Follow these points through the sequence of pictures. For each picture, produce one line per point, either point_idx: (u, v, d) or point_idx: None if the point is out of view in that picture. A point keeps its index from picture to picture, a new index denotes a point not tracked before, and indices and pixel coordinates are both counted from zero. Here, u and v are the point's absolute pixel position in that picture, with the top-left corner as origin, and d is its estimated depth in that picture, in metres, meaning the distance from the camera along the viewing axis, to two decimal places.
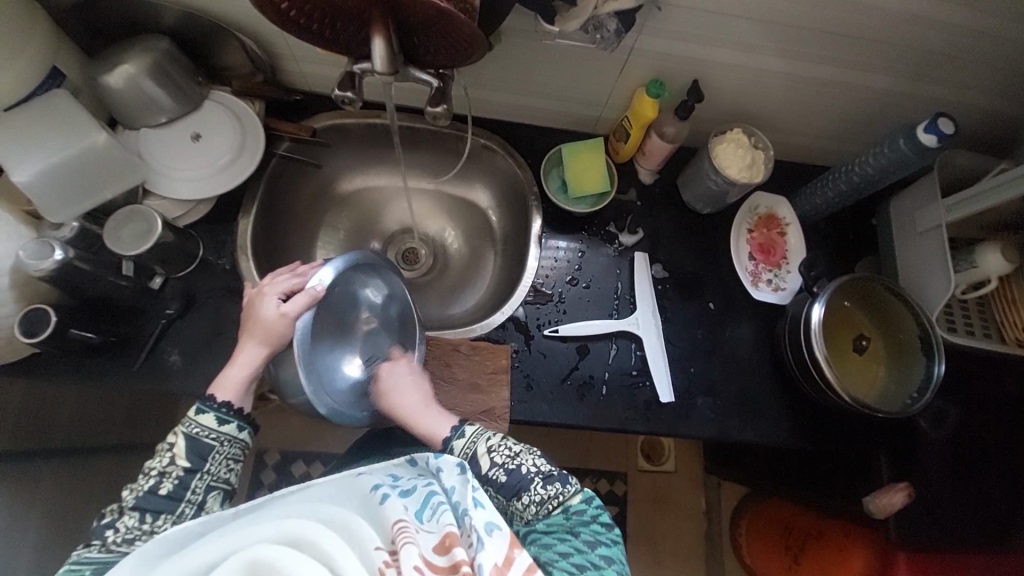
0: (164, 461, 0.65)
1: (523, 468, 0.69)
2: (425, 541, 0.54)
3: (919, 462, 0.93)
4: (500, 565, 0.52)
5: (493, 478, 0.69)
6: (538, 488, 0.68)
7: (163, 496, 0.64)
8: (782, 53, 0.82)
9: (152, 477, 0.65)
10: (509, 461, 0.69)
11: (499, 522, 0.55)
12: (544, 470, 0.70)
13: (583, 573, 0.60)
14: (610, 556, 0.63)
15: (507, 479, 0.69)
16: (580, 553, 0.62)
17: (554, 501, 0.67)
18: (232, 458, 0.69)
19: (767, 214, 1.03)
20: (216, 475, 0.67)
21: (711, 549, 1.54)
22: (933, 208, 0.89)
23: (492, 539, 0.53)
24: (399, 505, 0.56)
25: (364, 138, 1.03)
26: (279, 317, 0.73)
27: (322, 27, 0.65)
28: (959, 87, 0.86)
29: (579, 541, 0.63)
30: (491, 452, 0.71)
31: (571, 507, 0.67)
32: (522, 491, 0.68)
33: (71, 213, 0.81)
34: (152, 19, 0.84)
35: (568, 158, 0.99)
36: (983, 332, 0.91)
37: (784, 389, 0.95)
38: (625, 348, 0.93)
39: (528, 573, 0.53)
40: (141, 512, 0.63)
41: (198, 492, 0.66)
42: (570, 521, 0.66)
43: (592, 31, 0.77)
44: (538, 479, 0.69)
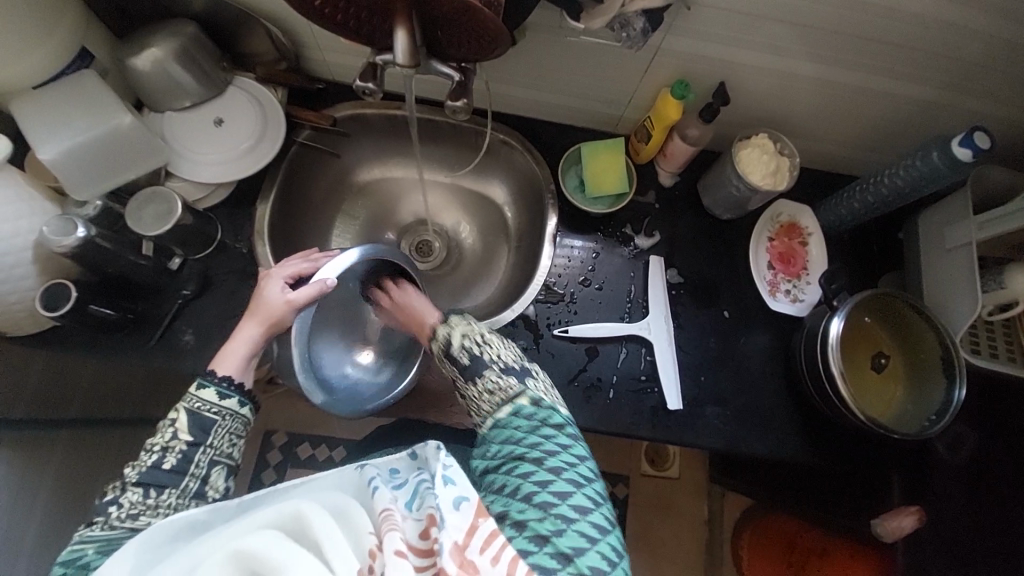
0: (166, 436, 0.66)
1: (485, 356, 0.72)
2: (410, 528, 0.54)
3: (931, 485, 0.91)
4: (462, 542, 0.51)
5: (459, 361, 0.73)
6: (492, 378, 0.70)
7: (166, 470, 0.65)
8: (815, 58, 0.79)
9: (155, 452, 0.65)
10: (476, 346, 0.73)
11: (468, 494, 0.53)
12: (502, 363, 0.71)
13: (534, 500, 0.57)
14: (559, 466, 0.60)
15: (470, 362, 0.72)
16: (526, 479, 0.59)
17: (506, 395, 0.68)
18: (233, 433, 0.70)
19: (788, 222, 1.01)
20: (218, 449, 0.68)
21: (711, 558, 1.53)
22: (963, 225, 0.86)
23: (459, 513, 0.52)
24: (387, 495, 0.56)
25: (384, 129, 1.03)
26: (282, 303, 0.75)
27: (347, 16, 0.65)
28: (1001, 101, 0.83)
29: (525, 463, 0.60)
30: (464, 337, 0.74)
31: (518, 422, 0.65)
32: (479, 376, 0.71)
33: (94, 192, 0.83)
34: (181, 3, 0.85)
35: (588, 157, 0.97)
36: (1007, 355, 0.88)
37: (795, 403, 0.93)
38: (634, 352, 0.92)
39: (491, 538, 0.51)
40: (144, 487, 0.64)
41: (201, 466, 0.67)
42: (516, 436, 0.64)
43: (618, 29, 0.75)
44: (496, 369, 0.71)
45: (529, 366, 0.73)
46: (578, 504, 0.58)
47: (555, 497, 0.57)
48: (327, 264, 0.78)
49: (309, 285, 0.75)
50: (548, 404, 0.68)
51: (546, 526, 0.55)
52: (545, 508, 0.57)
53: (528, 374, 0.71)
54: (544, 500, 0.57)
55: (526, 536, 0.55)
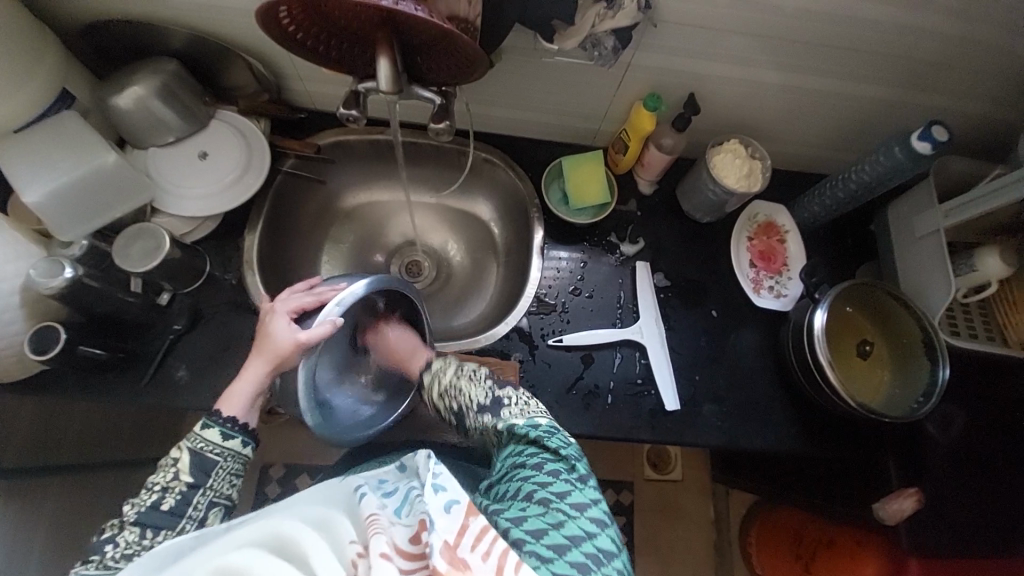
0: (167, 476, 0.66)
1: (459, 404, 0.78)
2: (399, 532, 0.53)
3: (929, 467, 0.92)
4: (452, 542, 0.50)
5: (450, 417, 0.81)
6: (474, 418, 0.76)
7: (164, 511, 0.65)
8: (775, 64, 0.83)
9: (155, 492, 0.66)
10: (451, 398, 0.79)
11: (459, 496, 0.53)
12: (478, 402, 0.76)
13: (534, 497, 0.60)
14: (556, 471, 0.64)
15: (457, 412, 0.79)
16: (528, 479, 0.63)
17: (494, 431, 0.73)
18: (234, 473, 0.71)
19: (766, 221, 1.05)
20: (218, 491, 0.69)
21: (721, 560, 1.52)
22: (930, 214, 0.90)
23: (448, 514, 0.51)
24: (374, 502, 0.57)
25: (368, 153, 1.05)
26: (294, 344, 0.71)
27: (328, 47, 0.67)
28: (952, 95, 0.88)
29: (527, 468, 0.64)
30: (441, 394, 0.81)
31: (519, 436, 0.70)
32: (468, 421, 0.77)
33: (80, 231, 0.83)
34: (161, 42, 0.87)
35: (569, 170, 1.00)
36: (985, 335, 0.92)
37: (789, 397, 0.95)
38: (629, 357, 0.93)
39: (482, 535, 0.51)
40: (142, 527, 0.64)
41: (200, 508, 0.67)
42: (520, 451, 0.68)
43: (590, 47, 0.79)
44: (473, 410, 0.76)
45: (501, 393, 0.76)
46: (575, 501, 0.60)
47: (554, 494, 0.61)
48: (332, 298, 0.75)
49: (317, 324, 0.72)
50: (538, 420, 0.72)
51: (545, 521, 0.57)
52: (544, 504, 0.59)
53: (501, 403, 0.75)
54: (543, 496, 0.60)
55: (523, 528, 0.57)
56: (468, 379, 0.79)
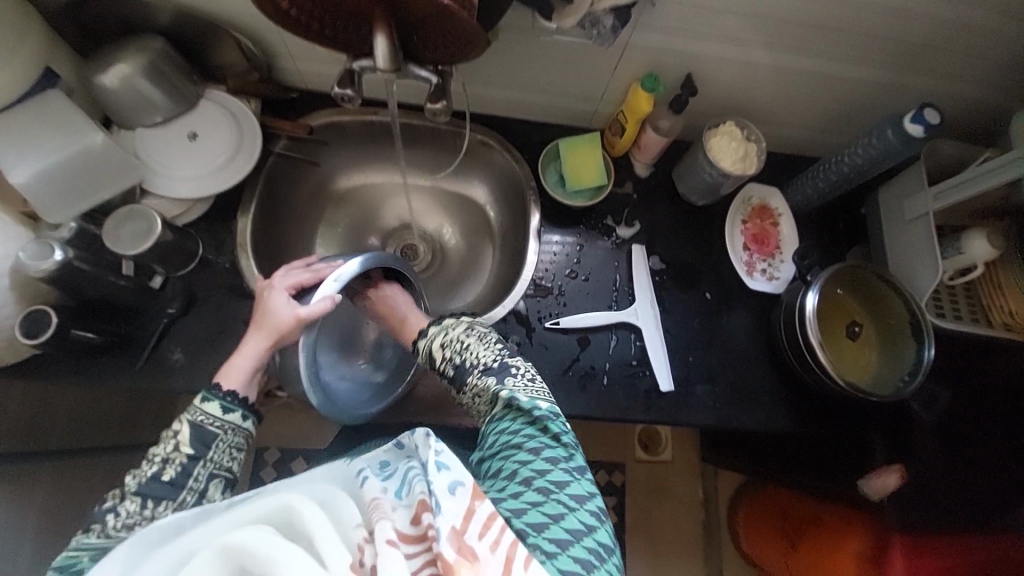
0: (168, 448, 0.67)
1: (466, 361, 0.74)
2: (401, 516, 0.54)
3: (912, 442, 0.95)
4: (458, 528, 0.51)
5: (444, 371, 0.76)
6: (478, 380, 0.72)
7: (165, 482, 0.66)
8: (772, 46, 0.83)
9: (155, 464, 0.66)
10: (456, 354, 0.75)
11: (463, 479, 0.54)
12: (483, 364, 0.73)
13: (533, 485, 0.60)
14: (557, 458, 0.63)
15: (454, 372, 0.75)
16: (525, 466, 0.62)
17: (490, 397, 0.71)
18: (234, 447, 0.71)
19: (759, 205, 1.06)
20: (218, 463, 0.69)
21: (709, 537, 1.57)
22: (920, 197, 0.91)
23: (454, 498, 0.53)
24: (376, 486, 0.58)
25: (362, 135, 1.03)
26: (294, 319, 0.73)
27: (323, 24, 0.66)
28: (945, 79, 0.88)
29: (524, 453, 0.63)
30: (444, 343, 0.77)
31: (515, 414, 0.67)
32: (467, 381, 0.74)
33: (68, 214, 0.81)
34: (146, 17, 0.84)
35: (566, 152, 1.00)
36: (969, 316, 0.95)
37: (780, 377, 0.97)
38: (624, 338, 0.95)
39: (489, 523, 0.52)
40: (143, 498, 0.65)
41: (200, 480, 0.67)
42: (516, 430, 0.66)
43: (589, 27, 0.78)
44: (477, 371, 0.72)
45: (509, 361, 0.74)
46: (575, 492, 0.61)
47: (553, 484, 0.60)
48: (331, 274, 0.76)
49: (316, 300, 0.74)
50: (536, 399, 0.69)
51: (545, 513, 0.57)
52: (544, 494, 0.59)
53: (507, 371, 0.72)
54: (543, 486, 0.60)
55: (524, 520, 0.57)
56: (473, 339, 0.76)
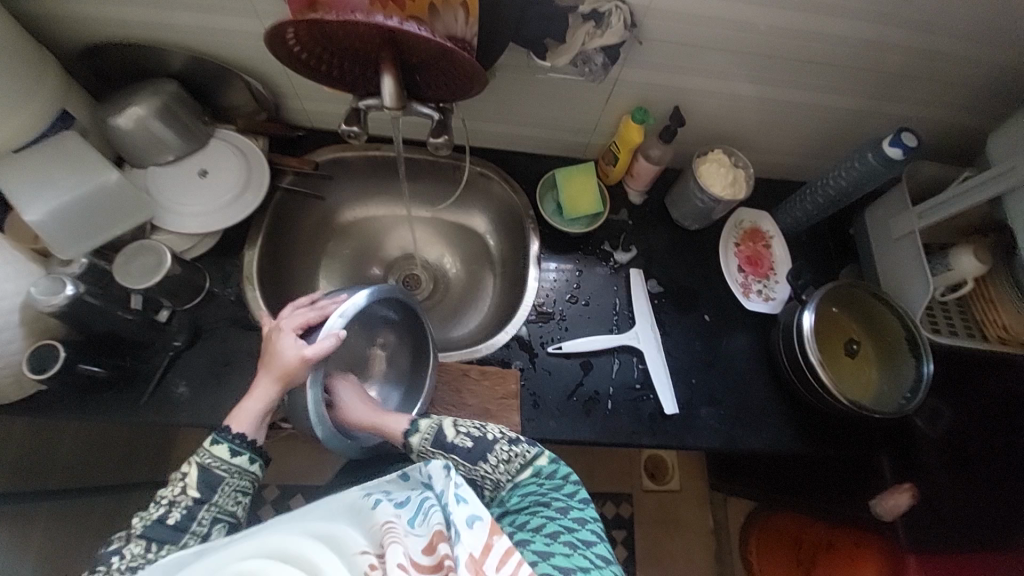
0: (175, 490, 0.67)
1: (489, 433, 0.75)
2: (413, 543, 0.55)
3: (919, 460, 0.95)
4: (476, 557, 0.50)
5: (460, 445, 0.74)
6: (503, 448, 0.74)
7: (170, 526, 0.65)
8: (753, 79, 0.88)
9: (162, 506, 0.66)
10: (476, 428, 0.75)
11: (481, 513, 0.53)
12: (509, 435, 0.75)
13: (559, 538, 0.60)
14: (584, 518, 0.64)
15: (473, 445, 0.73)
16: (552, 521, 0.62)
17: (522, 463, 0.73)
18: (239, 490, 0.70)
19: (751, 228, 1.09)
20: (223, 506, 0.69)
21: (722, 570, 1.52)
22: (905, 216, 0.95)
23: (472, 530, 0.51)
24: (388, 510, 0.58)
25: (366, 169, 1.07)
26: (299, 359, 0.73)
27: (332, 68, 0.70)
28: (920, 105, 0.93)
29: (551, 509, 0.64)
30: (457, 427, 0.75)
31: (542, 480, 0.70)
32: (489, 453, 0.73)
33: (80, 249, 0.82)
34: (161, 64, 0.89)
35: (563, 182, 1.04)
36: (965, 331, 0.96)
37: (783, 397, 0.98)
38: (627, 361, 0.96)
39: (505, 557, 0.50)
40: (147, 541, 0.64)
41: (204, 523, 0.67)
42: (542, 491, 0.68)
43: (581, 65, 0.83)
44: (505, 440, 0.74)
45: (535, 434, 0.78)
46: (602, 553, 0.59)
47: (581, 541, 0.60)
48: (335, 310, 0.76)
49: (321, 338, 0.74)
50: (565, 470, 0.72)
51: (574, 562, 0.57)
52: (570, 546, 0.59)
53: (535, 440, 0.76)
54: (570, 540, 0.60)
55: (552, 563, 0.57)
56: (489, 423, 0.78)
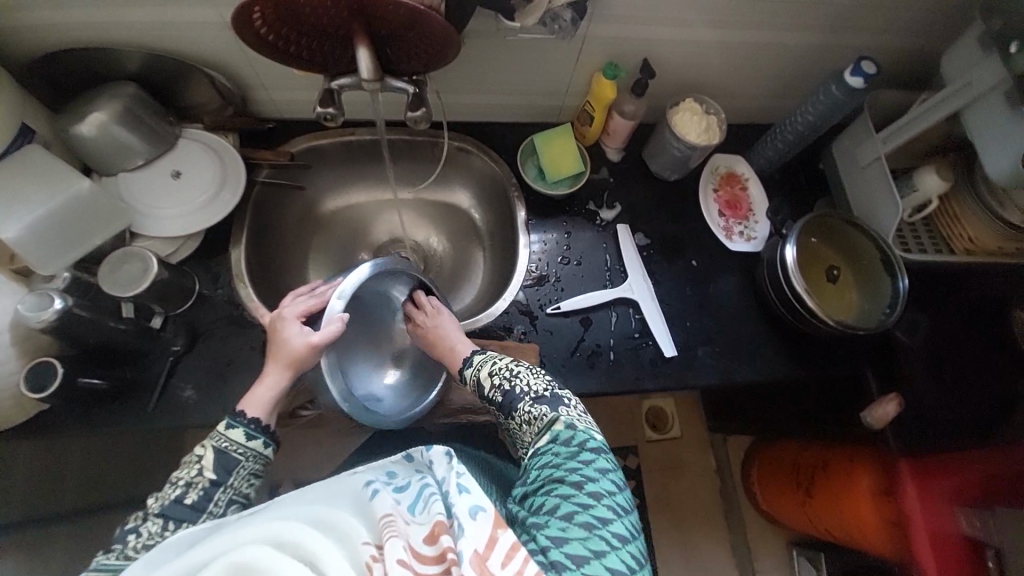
0: (192, 472, 0.67)
1: (515, 390, 0.75)
2: (415, 533, 0.55)
3: (902, 372, 1.01)
4: (481, 552, 0.52)
5: (493, 396, 0.77)
6: (528, 406, 0.74)
7: (188, 506, 0.66)
8: (716, 23, 0.90)
9: (179, 487, 0.66)
10: (506, 380, 0.76)
11: (484, 505, 0.55)
12: (534, 392, 0.75)
13: (575, 519, 0.61)
14: (601, 493, 0.64)
15: (503, 398, 0.76)
16: (567, 499, 0.63)
17: (544, 425, 0.72)
18: (253, 473, 0.71)
19: (727, 172, 1.12)
20: (237, 488, 0.69)
21: (729, 505, 1.60)
22: (870, 144, 0.99)
23: (476, 521, 0.54)
24: (388, 501, 0.58)
25: (342, 155, 1.05)
26: (307, 346, 0.73)
27: (300, 48, 0.69)
28: (875, 34, 0.97)
29: (567, 485, 0.64)
30: (492, 374, 0.78)
31: (558, 448, 0.69)
32: (514, 411, 0.75)
33: (61, 263, 0.80)
34: (116, 65, 0.85)
35: (542, 146, 1.05)
36: (934, 248, 1.01)
37: (772, 329, 1.02)
38: (624, 314, 0.98)
39: (511, 553, 0.53)
40: (165, 519, 0.65)
41: (220, 504, 0.68)
42: (558, 460, 0.67)
43: (550, 23, 0.83)
44: (528, 398, 0.74)
45: (560, 392, 0.76)
46: (618, 531, 0.61)
47: (598, 519, 0.61)
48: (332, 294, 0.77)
49: (326, 323, 0.74)
50: (585, 432, 0.70)
51: (588, 547, 0.58)
52: (586, 529, 0.60)
53: (560, 401, 0.74)
54: (586, 521, 0.61)
55: (564, 549, 0.58)
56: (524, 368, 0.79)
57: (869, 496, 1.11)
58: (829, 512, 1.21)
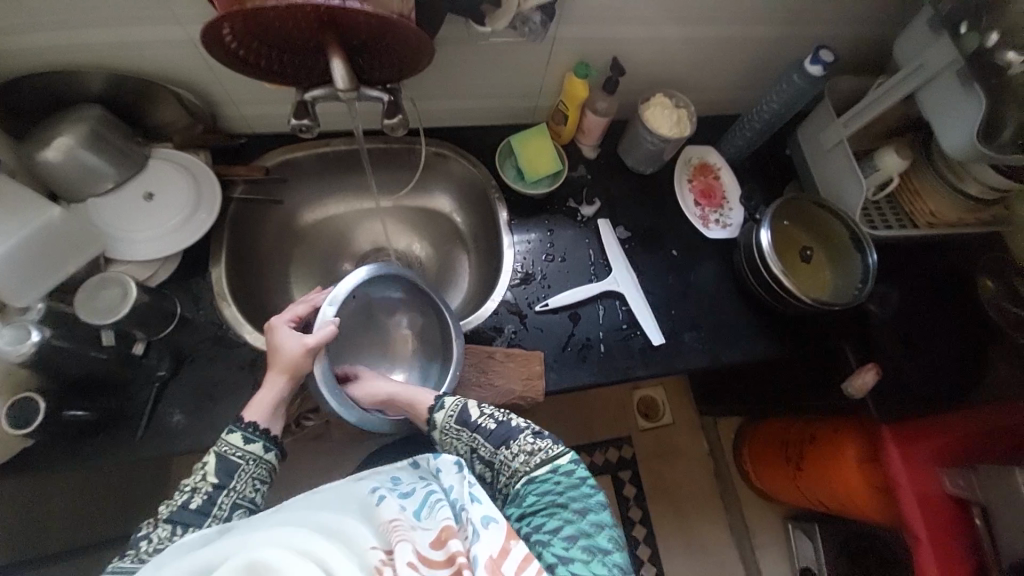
0: (196, 477, 0.67)
1: (513, 423, 0.76)
2: (421, 536, 0.56)
3: (877, 342, 1.06)
4: (495, 556, 0.55)
5: (483, 426, 0.76)
6: (527, 439, 0.75)
7: (193, 510, 0.65)
8: (679, 20, 0.93)
9: (185, 493, 0.67)
10: (500, 415, 0.77)
11: (496, 517, 0.58)
12: (533, 427, 0.76)
13: (577, 543, 0.62)
14: (601, 522, 0.66)
15: (496, 428, 0.76)
16: (569, 524, 0.64)
17: (542, 457, 0.73)
18: (257, 478, 0.71)
19: (699, 163, 1.15)
20: (241, 493, 0.69)
21: (724, 487, 1.64)
22: (832, 128, 1.03)
23: (489, 530, 0.56)
24: (393, 506, 0.59)
25: (319, 167, 1.05)
26: (303, 349, 0.76)
27: (271, 61, 0.69)
28: (829, 23, 1.01)
29: (568, 511, 0.66)
30: (482, 409, 0.78)
31: (557, 477, 0.71)
32: (511, 441, 0.74)
33: (35, 295, 0.78)
34: (78, 88, 0.83)
35: (519, 147, 1.06)
36: (898, 223, 1.06)
37: (753, 311, 1.05)
38: (611, 306, 1.00)
39: (524, 563, 0.55)
40: (173, 525, 0.64)
41: (224, 509, 0.67)
42: (559, 489, 0.69)
43: (520, 26, 0.84)
44: (528, 433, 0.75)
45: None
46: (619, 560, 0.62)
47: (598, 548, 0.62)
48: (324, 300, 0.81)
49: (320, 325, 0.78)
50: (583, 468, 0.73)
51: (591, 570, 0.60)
52: (589, 553, 0.62)
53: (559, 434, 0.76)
54: (588, 546, 0.62)
55: (570, 568, 0.60)
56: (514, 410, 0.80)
57: (856, 464, 1.15)
58: (821, 483, 1.24)
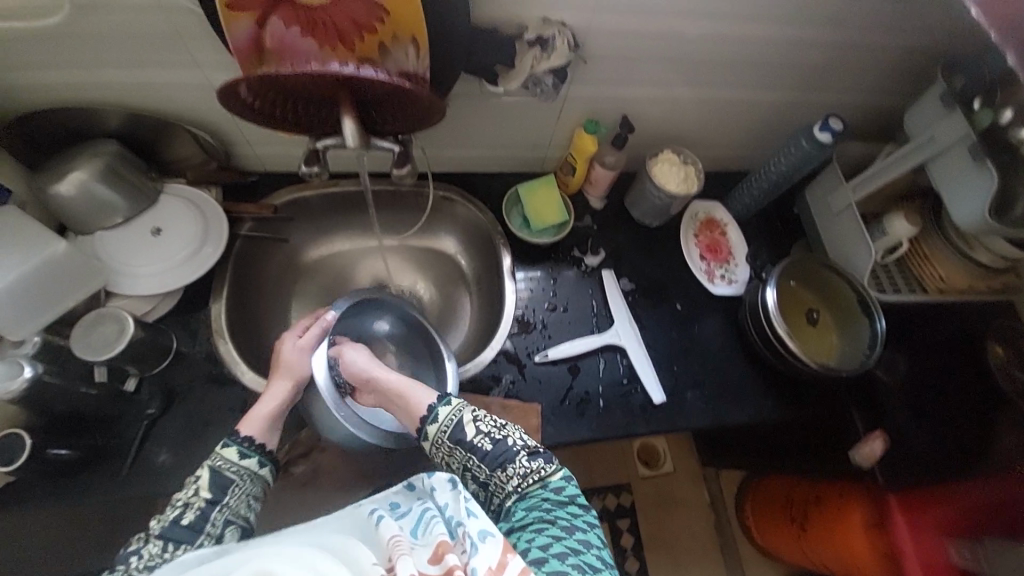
0: (189, 492, 0.66)
1: (508, 440, 0.71)
2: (420, 554, 0.53)
3: (884, 406, 1.03)
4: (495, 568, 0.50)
5: (478, 446, 0.70)
6: (523, 461, 0.69)
7: (184, 526, 0.64)
8: (689, 83, 0.94)
9: (177, 507, 0.65)
10: (495, 430, 0.72)
11: (492, 529, 0.53)
12: (528, 445, 0.71)
13: (566, 560, 0.59)
14: (590, 541, 0.62)
15: (492, 448, 0.70)
16: (559, 541, 0.61)
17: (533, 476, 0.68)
18: (251, 495, 0.70)
19: (706, 217, 1.15)
20: (235, 509, 0.68)
21: (725, 542, 1.57)
22: (840, 191, 1.03)
23: (485, 544, 0.52)
24: (393, 525, 0.56)
25: (326, 206, 1.06)
26: (298, 351, 0.82)
27: (287, 112, 0.70)
28: (838, 91, 1.02)
29: (557, 528, 0.62)
30: (476, 422, 0.72)
31: (546, 493, 0.67)
32: (507, 462, 0.69)
33: (33, 327, 0.78)
34: (96, 124, 0.85)
35: (526, 196, 1.06)
36: (907, 287, 1.04)
37: (757, 370, 1.03)
38: (612, 360, 0.98)
39: None
40: (164, 540, 0.62)
41: (218, 525, 0.66)
42: (547, 507, 0.65)
43: (532, 87, 0.84)
44: (524, 453, 0.70)
45: None
46: None
47: (589, 565, 0.59)
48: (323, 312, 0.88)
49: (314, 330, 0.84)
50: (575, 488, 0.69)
51: None
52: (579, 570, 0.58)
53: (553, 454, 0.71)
54: (578, 563, 0.59)
55: None
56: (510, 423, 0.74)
57: (862, 530, 1.09)
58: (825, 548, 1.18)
